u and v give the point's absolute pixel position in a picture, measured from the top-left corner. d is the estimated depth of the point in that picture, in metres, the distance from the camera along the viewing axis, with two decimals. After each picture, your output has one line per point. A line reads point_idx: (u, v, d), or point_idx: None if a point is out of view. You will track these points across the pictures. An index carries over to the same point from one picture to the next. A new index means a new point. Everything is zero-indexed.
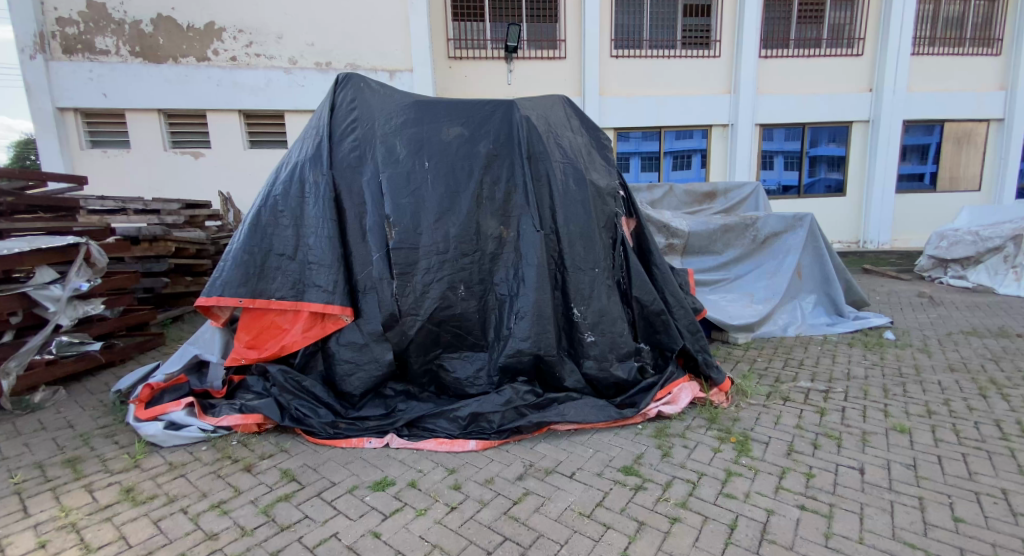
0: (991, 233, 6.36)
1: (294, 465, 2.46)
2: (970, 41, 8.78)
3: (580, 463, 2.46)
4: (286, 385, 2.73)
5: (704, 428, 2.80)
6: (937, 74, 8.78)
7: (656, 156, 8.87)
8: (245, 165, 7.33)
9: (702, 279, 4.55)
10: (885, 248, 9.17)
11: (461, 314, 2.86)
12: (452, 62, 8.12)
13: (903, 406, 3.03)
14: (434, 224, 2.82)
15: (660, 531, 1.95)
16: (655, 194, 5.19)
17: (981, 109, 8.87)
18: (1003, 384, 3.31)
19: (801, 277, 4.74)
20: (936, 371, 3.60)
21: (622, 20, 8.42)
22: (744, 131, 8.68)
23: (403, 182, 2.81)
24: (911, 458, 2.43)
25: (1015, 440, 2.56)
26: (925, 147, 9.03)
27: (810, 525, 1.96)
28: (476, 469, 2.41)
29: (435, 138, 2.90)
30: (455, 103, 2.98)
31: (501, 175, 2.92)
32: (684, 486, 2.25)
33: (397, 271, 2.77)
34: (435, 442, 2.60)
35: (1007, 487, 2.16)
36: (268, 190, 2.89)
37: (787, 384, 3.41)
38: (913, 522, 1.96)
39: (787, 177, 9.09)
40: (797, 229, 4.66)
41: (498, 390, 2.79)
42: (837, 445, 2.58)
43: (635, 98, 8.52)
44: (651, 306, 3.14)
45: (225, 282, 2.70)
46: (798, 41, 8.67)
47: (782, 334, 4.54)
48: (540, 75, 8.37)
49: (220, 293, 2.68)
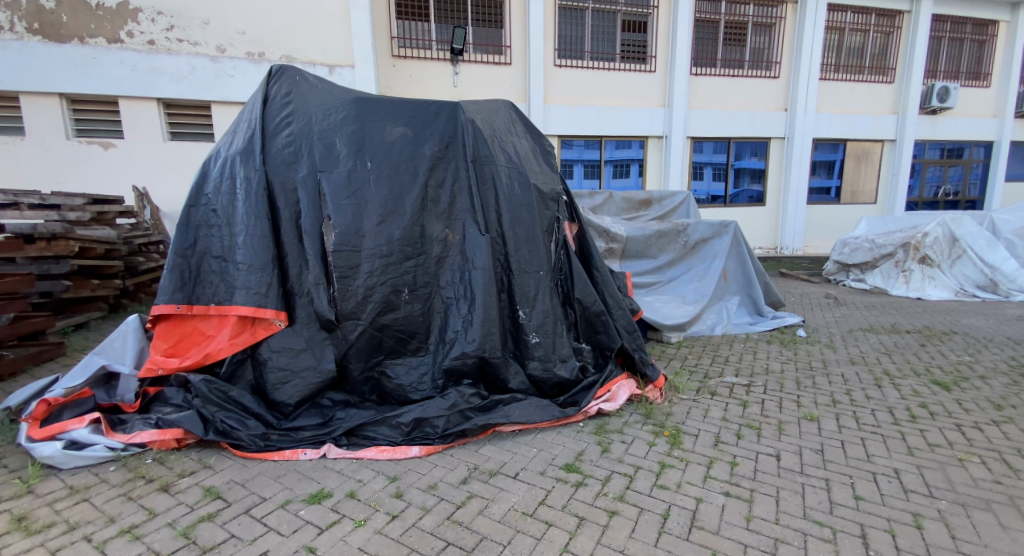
0: (884, 241, 7.13)
1: (219, 481, 2.30)
2: (868, 69, 9.84)
3: (524, 463, 2.50)
4: (211, 396, 2.54)
5: (640, 423, 2.94)
6: (841, 98, 9.77)
7: (597, 164, 9.19)
8: (164, 158, 6.75)
9: (639, 281, 4.77)
10: (799, 254, 10.07)
11: (404, 317, 2.82)
12: (395, 60, 7.94)
13: (813, 397, 3.34)
14: (377, 226, 2.75)
15: (600, 525, 2.03)
16: (596, 200, 5.35)
17: (876, 131, 9.97)
18: (893, 375, 3.75)
19: (726, 280, 5.10)
20: (840, 364, 4.01)
21: (565, 30, 8.64)
22: (677, 143, 9.19)
23: (343, 182, 2.71)
24: (820, 443, 2.69)
25: (903, 424, 2.91)
26: (831, 163, 10.03)
27: (733, 510, 2.11)
28: (419, 475, 2.38)
29: (377, 137, 2.83)
30: (398, 102, 2.92)
31: (446, 178, 2.91)
32: (622, 480, 2.35)
33: (337, 275, 2.67)
34: (376, 450, 2.53)
35: (898, 467, 2.44)
36: (197, 188, 2.72)
37: (715, 379, 3.65)
38: (820, 501, 2.17)
39: (715, 187, 9.75)
40: (723, 235, 5.04)
41: (442, 394, 2.77)
42: (757, 434, 2.80)
43: (578, 106, 8.77)
44: (592, 307, 3.24)
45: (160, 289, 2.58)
46: (724, 61, 9.34)
47: (710, 333, 4.85)
48: (485, 79, 8.41)
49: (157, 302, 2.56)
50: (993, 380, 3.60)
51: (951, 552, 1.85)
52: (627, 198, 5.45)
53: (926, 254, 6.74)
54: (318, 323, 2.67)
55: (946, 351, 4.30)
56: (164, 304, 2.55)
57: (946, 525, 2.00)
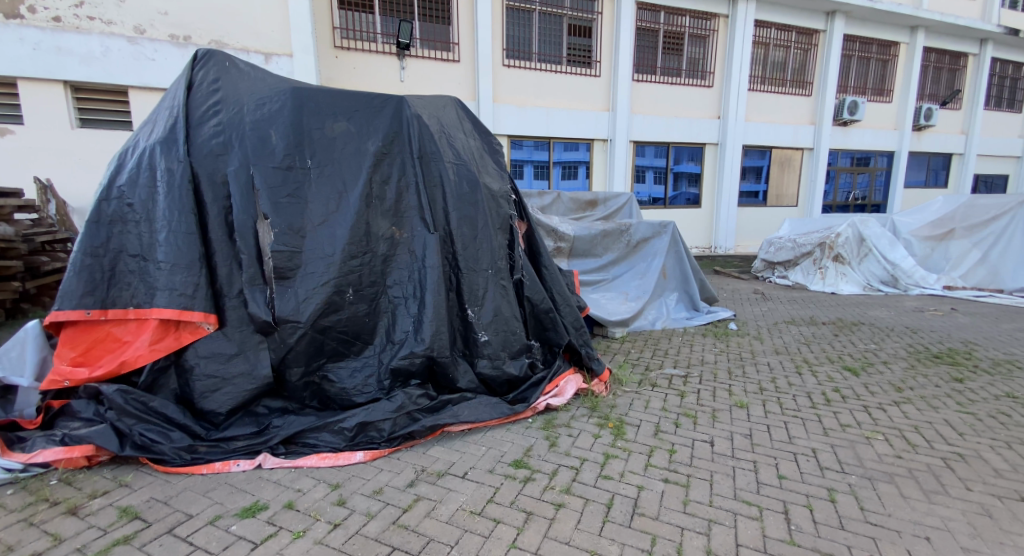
0: (804, 241, 7.75)
1: (137, 500, 2.12)
2: (790, 82, 10.66)
3: (473, 462, 2.48)
4: (127, 407, 2.32)
5: (587, 417, 3.01)
6: (767, 108, 10.52)
7: (546, 165, 9.32)
8: (73, 147, 6.11)
9: (585, 279, 4.87)
10: (731, 253, 10.73)
11: (348, 318, 2.71)
12: (338, 51, 7.63)
13: (743, 385, 3.57)
14: (319, 224, 2.65)
15: (547, 518, 2.06)
16: (544, 200, 5.42)
17: (797, 139, 10.80)
18: (812, 362, 4.08)
19: (666, 277, 5.35)
20: (766, 354, 4.32)
21: (513, 30, 8.69)
22: (621, 146, 9.51)
23: (281, 178, 2.59)
24: (749, 428, 2.88)
25: (820, 407, 3.17)
26: (759, 168, 10.78)
27: (671, 495, 2.22)
28: (363, 481, 2.30)
29: (317, 130, 2.71)
30: (339, 93, 2.81)
31: (391, 174, 2.84)
32: (568, 473, 2.40)
33: (277, 277, 2.54)
34: (316, 458, 2.43)
35: (816, 447, 2.66)
36: (110, 179, 2.49)
37: (655, 371, 3.82)
38: (749, 482, 2.32)
39: (656, 190, 10.19)
40: (662, 235, 5.26)
41: (389, 396, 2.70)
42: (693, 422, 2.95)
43: (526, 107, 8.85)
44: (541, 305, 3.29)
45: (64, 293, 2.31)
46: (663, 69, 9.78)
47: (651, 328, 5.07)
48: (432, 76, 8.29)
49: (61, 307, 2.30)
50: (894, 365, 4.02)
51: (860, 522, 2.05)
52: (574, 199, 5.56)
53: (839, 252, 7.38)
54: (252, 325, 2.51)
55: (855, 340, 4.74)
56: (71, 309, 2.30)
57: (856, 498, 2.20)
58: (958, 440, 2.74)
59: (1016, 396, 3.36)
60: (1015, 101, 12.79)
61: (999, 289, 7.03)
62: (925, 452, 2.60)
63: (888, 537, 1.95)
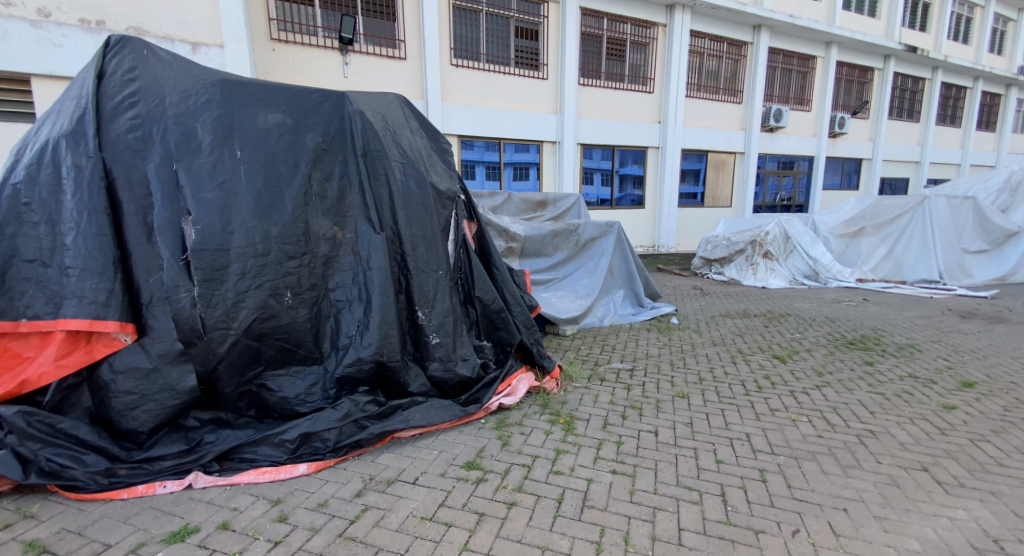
0: (737, 240, 8.26)
1: (45, 532, 1.92)
2: (723, 90, 11.32)
3: (424, 467, 2.44)
4: (31, 430, 2.07)
5: (539, 414, 3.04)
6: (703, 114, 11.11)
7: (497, 166, 9.35)
8: None
9: (536, 279, 4.93)
10: (673, 251, 11.25)
11: (288, 324, 2.57)
12: (275, 44, 7.26)
13: (684, 376, 3.75)
14: (251, 220, 2.47)
15: (498, 518, 2.06)
16: (495, 200, 5.41)
17: (730, 144, 11.49)
18: (746, 352, 4.36)
19: (613, 275, 5.51)
20: (705, 346, 4.56)
21: (460, 30, 8.63)
22: (569, 148, 9.72)
23: (206, 173, 2.40)
24: (690, 417, 3.02)
25: (752, 394, 3.39)
26: (696, 171, 11.39)
27: (619, 486, 2.29)
28: (306, 494, 2.21)
29: (249, 123, 2.55)
30: (274, 87, 2.67)
31: (333, 171, 2.74)
32: (520, 471, 2.41)
33: (200, 278, 2.34)
34: (255, 473, 2.30)
35: (749, 431, 2.84)
36: (5, 176, 2.24)
37: (603, 366, 3.93)
38: (690, 469, 2.44)
39: (603, 191, 10.50)
40: (609, 234, 5.42)
41: (334, 404, 2.60)
42: (639, 414, 3.07)
43: (475, 108, 8.82)
44: (492, 305, 3.29)
45: None
46: (607, 74, 10.08)
47: (600, 325, 5.21)
48: (377, 72, 8.07)
49: None
50: (816, 353, 4.35)
51: (787, 498, 2.21)
52: (524, 199, 5.61)
53: (768, 249, 7.91)
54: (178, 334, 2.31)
55: (783, 331, 5.11)
56: None
57: (784, 477, 2.37)
58: (869, 418, 3.01)
59: (918, 376, 3.74)
60: (914, 112, 14.24)
61: (903, 280, 7.80)
62: (842, 430, 2.85)
63: (812, 511, 2.12)
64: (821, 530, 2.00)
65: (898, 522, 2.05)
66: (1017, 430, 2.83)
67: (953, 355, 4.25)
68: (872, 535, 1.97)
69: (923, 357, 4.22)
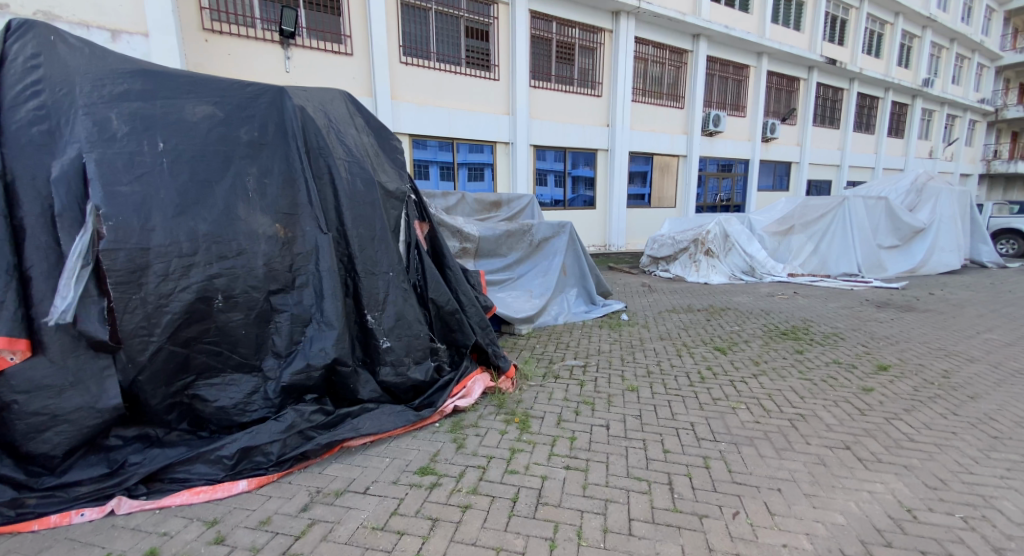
0: (682, 238, 8.63)
1: None
2: (667, 95, 11.79)
3: (375, 476, 2.37)
4: None
5: (494, 414, 3.04)
6: (648, 119, 11.52)
7: (450, 166, 9.27)
8: None
9: (491, 279, 4.91)
10: (622, 249, 11.60)
11: (220, 329, 2.41)
12: (208, 35, 6.82)
13: (633, 370, 3.87)
14: (174, 216, 2.31)
15: (453, 522, 2.04)
16: (449, 201, 5.34)
17: (674, 147, 12.00)
18: (690, 345, 4.56)
19: (566, 274, 5.61)
20: (653, 340, 4.73)
21: (410, 28, 8.47)
22: (522, 150, 9.79)
23: (122, 164, 2.21)
24: (639, 409, 3.12)
25: (696, 384, 3.55)
26: (643, 173, 11.82)
27: (572, 481, 2.33)
28: (247, 513, 2.09)
29: (174, 116, 2.39)
30: (203, 80, 2.52)
31: (271, 167, 2.59)
32: (475, 472, 2.40)
33: (114, 281, 2.13)
34: (188, 494, 2.15)
35: (694, 421, 2.97)
36: None
37: (557, 363, 3.99)
38: (640, 460, 2.52)
39: (556, 192, 10.65)
40: (561, 234, 5.50)
41: (278, 415, 2.47)
42: (592, 409, 3.13)
43: (427, 107, 8.69)
44: (446, 306, 3.25)
45: None
46: (557, 77, 10.23)
47: (554, 323, 5.29)
48: (321, 67, 7.74)
49: None
50: (753, 343, 4.62)
51: (728, 482, 2.33)
52: (478, 199, 5.58)
53: (710, 247, 8.30)
54: (85, 341, 2.09)
55: (723, 324, 5.39)
56: None
57: (725, 462, 2.50)
58: (800, 402, 3.23)
59: (841, 361, 4.06)
60: (835, 120, 15.45)
61: (827, 274, 8.45)
62: (776, 416, 3.03)
63: (749, 493, 2.24)
64: (758, 510, 2.12)
65: (825, 498, 2.21)
66: (924, 408, 3.14)
67: (870, 341, 4.65)
68: (803, 511, 2.12)
69: (845, 344, 4.58)
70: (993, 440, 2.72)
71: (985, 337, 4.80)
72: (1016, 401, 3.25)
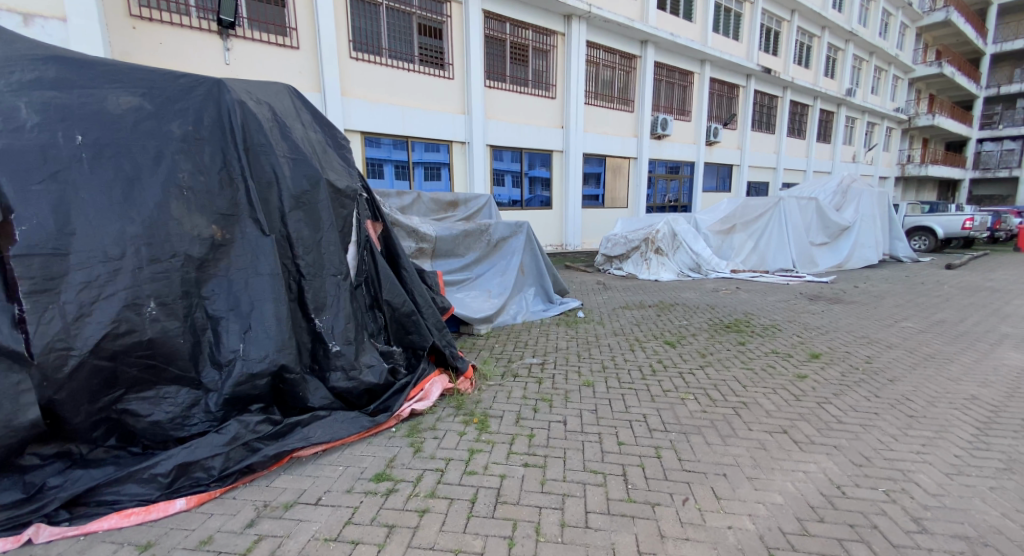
0: (634, 237, 8.88)
1: None
2: (617, 99, 12.12)
3: (328, 486, 2.30)
4: None
5: (453, 416, 3.02)
6: (600, 121, 11.81)
7: (406, 165, 9.11)
8: None
9: (449, 279, 4.87)
10: (578, 249, 11.82)
11: (152, 340, 2.24)
12: (137, 22, 6.36)
13: (589, 366, 3.96)
14: (95, 215, 2.13)
15: (410, 527, 2.01)
16: (404, 200, 5.24)
17: (625, 149, 12.36)
18: (643, 340, 4.72)
19: (524, 274, 5.65)
20: (608, 336, 4.86)
21: (360, 23, 8.24)
22: (478, 149, 9.77)
23: (34, 159, 2.03)
24: (595, 404, 3.20)
25: (648, 377, 3.69)
26: (597, 175, 12.10)
27: (531, 478, 2.35)
28: (186, 533, 1.97)
29: (94, 107, 2.21)
30: (129, 70, 2.37)
31: (207, 163, 2.46)
32: (434, 476, 2.37)
33: (27, 289, 1.96)
34: (118, 516, 2.00)
35: (646, 412, 3.07)
36: None
37: (516, 362, 4.02)
38: (596, 453, 2.58)
39: (513, 193, 10.71)
40: (518, 234, 5.54)
41: (220, 428, 2.34)
42: (550, 405, 3.18)
43: (379, 104, 8.49)
44: (402, 308, 3.22)
45: None
46: (512, 78, 10.28)
47: (513, 322, 5.32)
48: (264, 60, 7.39)
49: None
50: (700, 336, 4.84)
51: (678, 470, 2.43)
52: (434, 199, 5.51)
53: (659, 246, 8.62)
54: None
55: (673, 318, 5.61)
56: None
57: (675, 451, 2.61)
58: (743, 391, 3.42)
59: (778, 351, 4.33)
60: (771, 125, 16.44)
61: (766, 270, 8.98)
62: (721, 404, 3.19)
63: (698, 479, 2.35)
64: (706, 496, 2.22)
65: (765, 480, 2.35)
66: (851, 392, 3.40)
67: (804, 332, 4.99)
68: (746, 493, 2.24)
69: (783, 334, 4.90)
70: (910, 419, 2.99)
71: (901, 325, 5.27)
72: (928, 382, 3.59)
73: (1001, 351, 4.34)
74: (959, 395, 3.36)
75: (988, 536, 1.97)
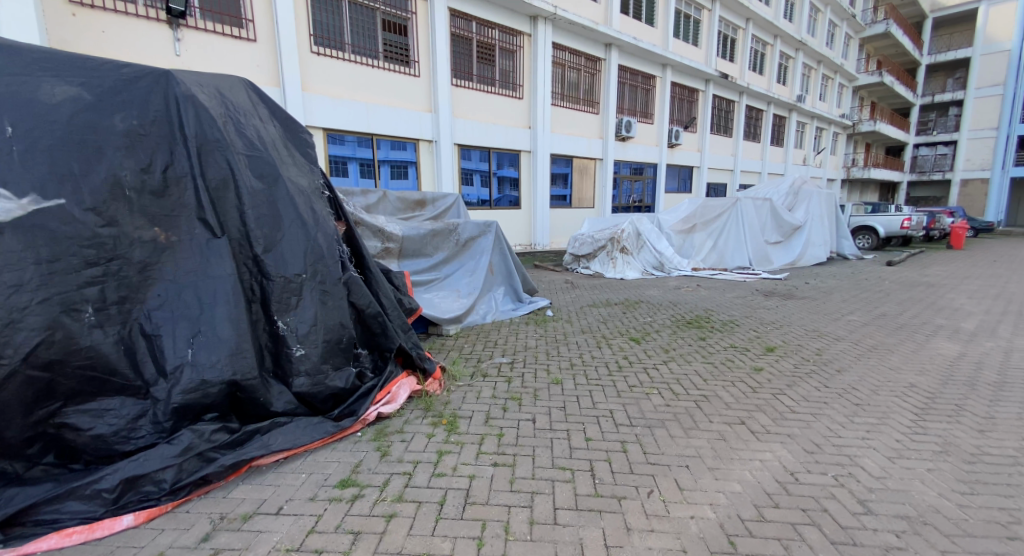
0: (600, 237, 9.01)
1: None
2: (583, 100, 12.29)
3: (290, 494, 2.23)
4: None
5: (421, 418, 2.99)
6: (567, 122, 11.93)
7: (371, 163, 8.93)
8: None
9: (417, 279, 4.81)
10: (547, 248, 11.91)
11: (94, 347, 2.11)
12: (77, 8, 5.96)
13: (557, 363, 4.00)
14: (26, 212, 1.99)
15: (377, 533, 1.98)
16: (369, 199, 5.13)
17: (591, 150, 12.55)
18: (609, 337, 4.80)
19: (493, 273, 5.64)
20: (576, 334, 4.92)
21: (321, 16, 8.02)
22: (445, 148, 9.69)
23: None
24: (563, 401, 3.24)
25: (615, 373, 3.76)
26: (564, 175, 12.23)
27: (500, 478, 2.35)
28: (134, 552, 1.87)
29: (23, 93, 2.06)
30: (66, 57, 2.23)
31: (152, 160, 2.35)
32: (401, 480, 2.34)
33: None
34: (58, 536, 1.88)
35: (612, 408, 3.13)
36: None
37: (485, 362, 4.01)
38: (564, 450, 2.61)
39: (483, 192, 10.68)
40: (487, 233, 5.53)
41: (171, 439, 2.23)
42: (519, 404, 3.19)
43: (342, 100, 8.30)
44: (369, 309, 3.11)
45: None
46: (478, 77, 10.24)
47: (482, 322, 5.31)
48: (219, 52, 7.08)
49: None
50: (663, 333, 4.97)
51: (643, 464, 2.49)
52: (401, 198, 5.41)
53: (624, 245, 8.80)
54: None
55: (638, 316, 5.74)
56: None
57: (641, 445, 2.67)
58: (704, 384, 3.54)
59: (736, 345, 4.51)
60: (728, 129, 17.05)
61: (725, 267, 9.33)
62: (684, 398, 3.29)
63: (663, 471, 2.42)
64: (670, 487, 2.29)
65: (725, 470, 2.44)
66: (803, 383, 3.58)
67: (760, 326, 5.22)
68: (707, 484, 2.32)
69: (741, 329, 5.10)
70: (856, 407, 3.17)
71: (848, 319, 5.59)
72: (872, 371, 3.83)
73: (936, 341, 4.67)
74: (899, 383, 3.59)
75: (927, 516, 2.11)
